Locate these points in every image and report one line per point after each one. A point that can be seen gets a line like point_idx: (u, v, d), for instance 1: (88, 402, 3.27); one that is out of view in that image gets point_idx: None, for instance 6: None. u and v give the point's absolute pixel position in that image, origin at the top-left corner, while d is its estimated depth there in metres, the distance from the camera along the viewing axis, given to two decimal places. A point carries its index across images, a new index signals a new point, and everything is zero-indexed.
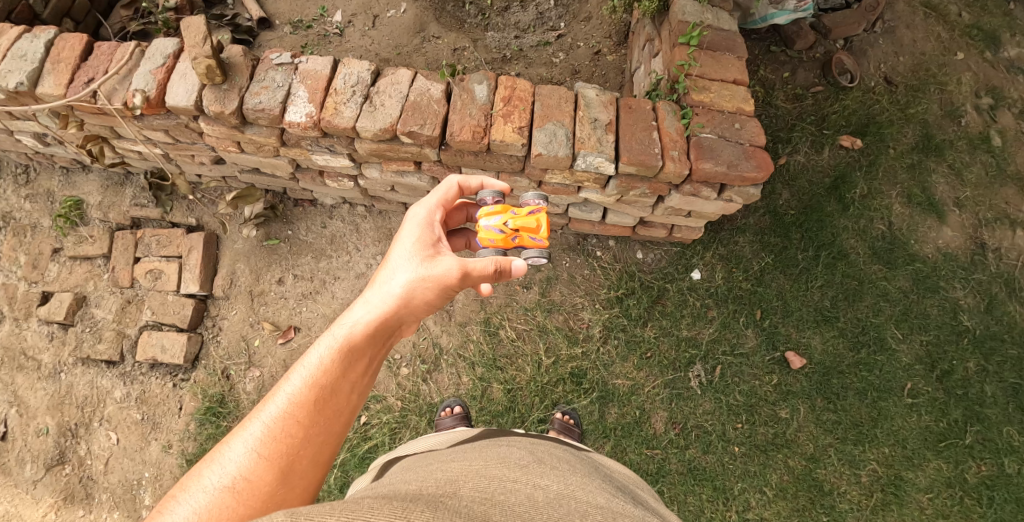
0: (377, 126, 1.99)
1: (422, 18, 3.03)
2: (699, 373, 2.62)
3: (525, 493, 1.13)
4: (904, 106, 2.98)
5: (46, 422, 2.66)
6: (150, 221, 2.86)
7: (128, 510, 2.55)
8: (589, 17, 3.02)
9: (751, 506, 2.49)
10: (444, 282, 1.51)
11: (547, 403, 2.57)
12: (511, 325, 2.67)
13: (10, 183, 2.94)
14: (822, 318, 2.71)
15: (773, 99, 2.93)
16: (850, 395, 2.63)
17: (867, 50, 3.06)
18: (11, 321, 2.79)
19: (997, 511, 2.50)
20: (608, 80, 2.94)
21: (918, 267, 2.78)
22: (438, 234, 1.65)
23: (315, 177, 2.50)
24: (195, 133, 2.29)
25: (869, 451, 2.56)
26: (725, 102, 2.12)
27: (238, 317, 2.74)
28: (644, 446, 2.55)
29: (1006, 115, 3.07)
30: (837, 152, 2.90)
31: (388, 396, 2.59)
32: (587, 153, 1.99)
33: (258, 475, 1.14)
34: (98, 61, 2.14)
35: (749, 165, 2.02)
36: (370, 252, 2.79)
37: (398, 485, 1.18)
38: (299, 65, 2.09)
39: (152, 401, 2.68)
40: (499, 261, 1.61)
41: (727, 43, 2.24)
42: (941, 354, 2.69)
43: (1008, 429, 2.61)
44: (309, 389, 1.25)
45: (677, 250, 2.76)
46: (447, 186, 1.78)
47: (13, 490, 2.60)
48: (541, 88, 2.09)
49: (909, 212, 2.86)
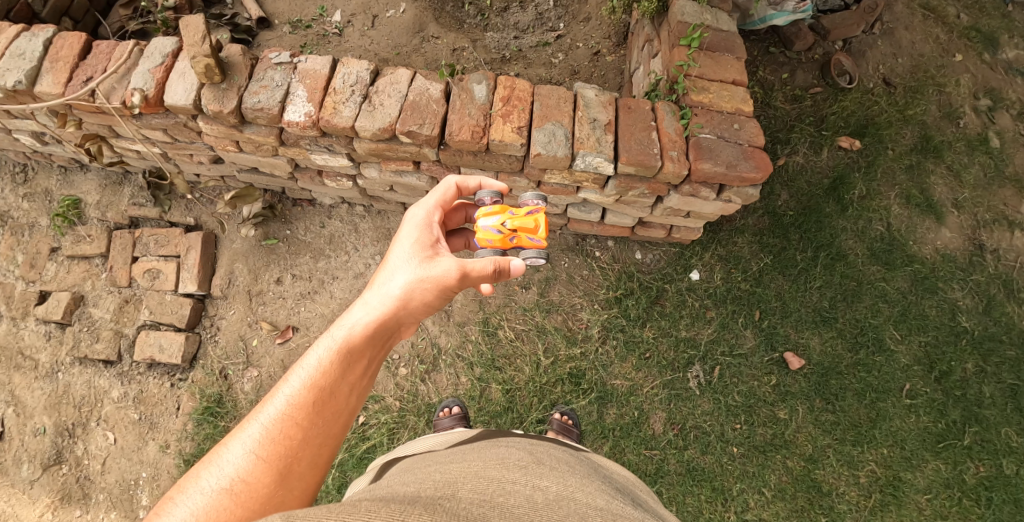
0: (377, 126, 1.99)
1: (421, 18, 3.03)
2: (698, 374, 2.62)
3: (524, 495, 1.12)
4: (903, 107, 2.99)
5: (43, 422, 2.65)
6: (149, 221, 2.86)
7: (125, 510, 2.54)
8: (588, 18, 3.02)
9: (750, 507, 2.49)
10: (443, 283, 1.51)
11: (547, 403, 2.57)
12: (510, 325, 2.67)
13: (8, 182, 2.94)
14: (822, 319, 2.71)
15: (772, 100, 2.93)
16: (849, 395, 2.63)
17: (866, 51, 3.07)
18: (8, 320, 2.78)
19: (996, 512, 2.50)
20: (608, 81, 2.94)
21: (917, 267, 2.79)
22: (437, 235, 1.65)
23: (314, 177, 2.49)
24: (194, 133, 2.29)
25: (868, 452, 2.56)
26: (725, 102, 2.13)
27: (237, 317, 2.74)
28: (643, 446, 2.55)
29: (1005, 117, 3.07)
30: (836, 153, 2.91)
31: (386, 396, 2.59)
32: (587, 153, 1.99)
33: (256, 476, 1.14)
34: (97, 59, 2.14)
35: (748, 165, 2.02)
36: (369, 252, 2.79)
37: (396, 487, 1.18)
38: (299, 64, 2.09)
39: (150, 401, 2.67)
40: (498, 261, 1.61)
41: (726, 43, 2.25)
42: (940, 355, 2.69)
43: (1006, 429, 2.61)
44: (308, 390, 1.24)
45: (677, 250, 2.76)
46: (446, 186, 1.77)
47: (9, 491, 2.59)
48: (541, 88, 2.10)
49: (908, 213, 2.86)
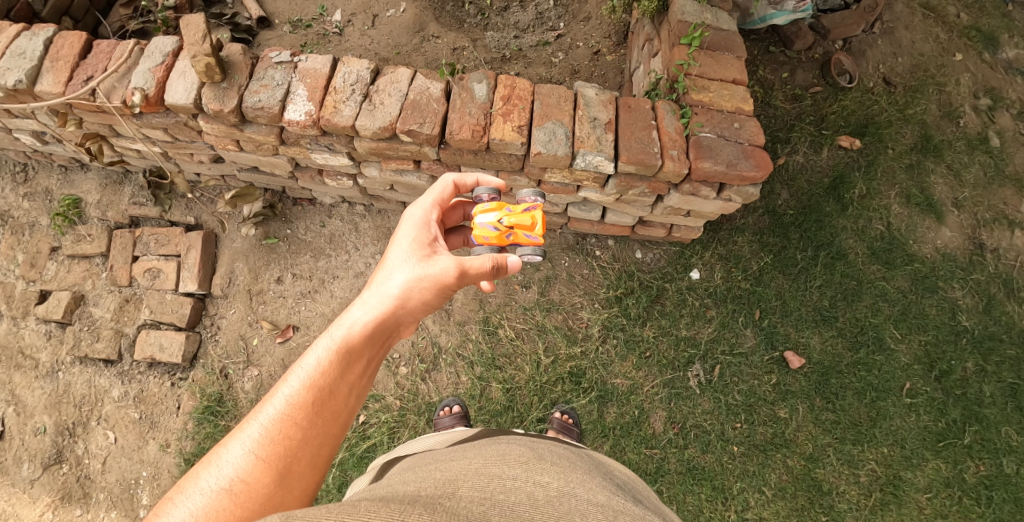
0: (377, 125, 1.99)
1: (421, 17, 3.03)
2: (698, 373, 2.63)
3: (524, 492, 1.12)
4: (903, 107, 2.99)
5: (44, 421, 2.65)
6: (149, 221, 2.86)
7: (126, 510, 2.54)
8: (588, 17, 3.02)
9: (750, 506, 2.49)
10: (442, 282, 1.51)
11: (547, 402, 2.57)
12: (510, 324, 2.67)
13: (8, 182, 2.94)
14: (822, 318, 2.71)
15: (772, 99, 2.93)
16: (849, 395, 2.63)
17: (866, 51, 3.07)
18: (8, 320, 2.78)
19: (996, 511, 2.50)
20: (608, 80, 2.94)
21: (917, 267, 2.79)
22: (435, 233, 1.65)
23: (314, 176, 2.50)
24: (194, 132, 2.29)
25: (868, 451, 2.56)
26: (725, 101, 2.13)
27: (237, 316, 2.74)
28: (644, 445, 2.55)
29: (1005, 116, 3.08)
30: (836, 152, 2.91)
31: (386, 395, 2.59)
32: (587, 152, 1.99)
33: (255, 477, 1.14)
34: (98, 59, 2.14)
35: (748, 164, 2.02)
36: (369, 251, 2.79)
37: (396, 487, 1.18)
38: (299, 63, 2.09)
39: (150, 400, 2.67)
40: (496, 258, 1.62)
41: (726, 42, 2.25)
42: (940, 354, 2.69)
43: (1006, 429, 2.61)
44: (307, 390, 1.24)
45: (677, 249, 2.76)
46: (443, 184, 1.77)
47: (10, 490, 2.59)
48: (541, 87, 2.10)
49: (908, 213, 2.86)
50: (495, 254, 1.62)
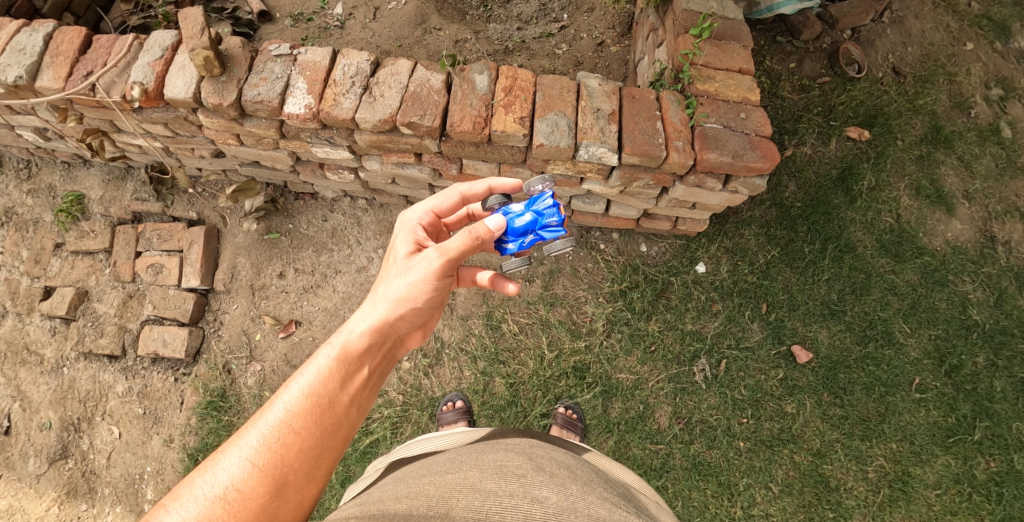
0: (376, 118, 1.96)
1: (422, 9, 2.99)
2: (704, 367, 2.59)
3: (520, 511, 1.11)
4: (913, 97, 2.93)
5: (48, 417, 2.66)
6: (151, 216, 2.85)
7: (130, 505, 2.54)
8: (592, 8, 2.97)
9: (756, 502, 2.46)
10: (431, 277, 1.43)
11: (550, 397, 2.55)
12: (512, 318, 2.65)
13: (11, 178, 2.94)
14: (828, 312, 2.67)
15: (778, 90, 2.87)
16: (856, 389, 2.59)
17: (874, 40, 3.00)
18: (14, 316, 2.80)
19: (1006, 508, 2.46)
20: (613, 72, 2.89)
21: (927, 260, 2.74)
22: (425, 234, 1.59)
23: (315, 169, 2.47)
24: (195, 126, 2.27)
25: (876, 447, 2.53)
26: (730, 91, 2.08)
27: (239, 311, 2.73)
28: (648, 441, 2.53)
29: (1016, 106, 3.01)
30: (844, 144, 2.86)
31: (389, 391, 2.57)
32: (590, 144, 1.96)
33: (250, 486, 1.14)
34: (96, 53, 2.11)
35: (755, 155, 1.98)
36: (370, 246, 2.76)
37: (390, 504, 1.17)
38: (299, 56, 2.07)
39: (154, 396, 2.67)
40: (469, 232, 1.44)
41: (732, 31, 2.20)
42: (949, 348, 2.65)
43: (1018, 424, 2.57)
44: (306, 398, 1.24)
45: (682, 242, 2.72)
46: (449, 194, 1.71)
47: (16, 485, 2.61)
48: (543, 78, 2.07)
49: (918, 205, 2.81)
50: (472, 228, 1.44)
